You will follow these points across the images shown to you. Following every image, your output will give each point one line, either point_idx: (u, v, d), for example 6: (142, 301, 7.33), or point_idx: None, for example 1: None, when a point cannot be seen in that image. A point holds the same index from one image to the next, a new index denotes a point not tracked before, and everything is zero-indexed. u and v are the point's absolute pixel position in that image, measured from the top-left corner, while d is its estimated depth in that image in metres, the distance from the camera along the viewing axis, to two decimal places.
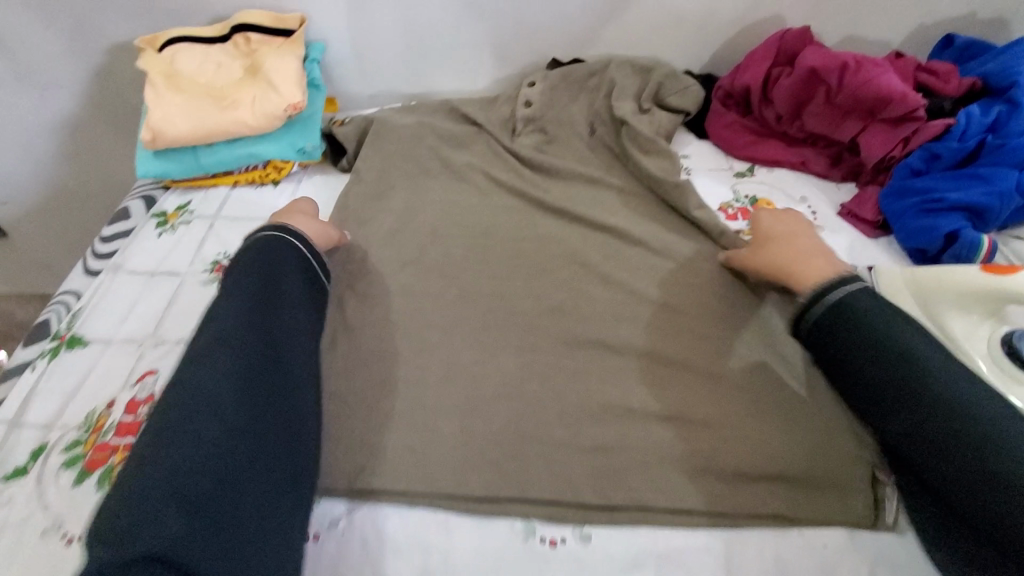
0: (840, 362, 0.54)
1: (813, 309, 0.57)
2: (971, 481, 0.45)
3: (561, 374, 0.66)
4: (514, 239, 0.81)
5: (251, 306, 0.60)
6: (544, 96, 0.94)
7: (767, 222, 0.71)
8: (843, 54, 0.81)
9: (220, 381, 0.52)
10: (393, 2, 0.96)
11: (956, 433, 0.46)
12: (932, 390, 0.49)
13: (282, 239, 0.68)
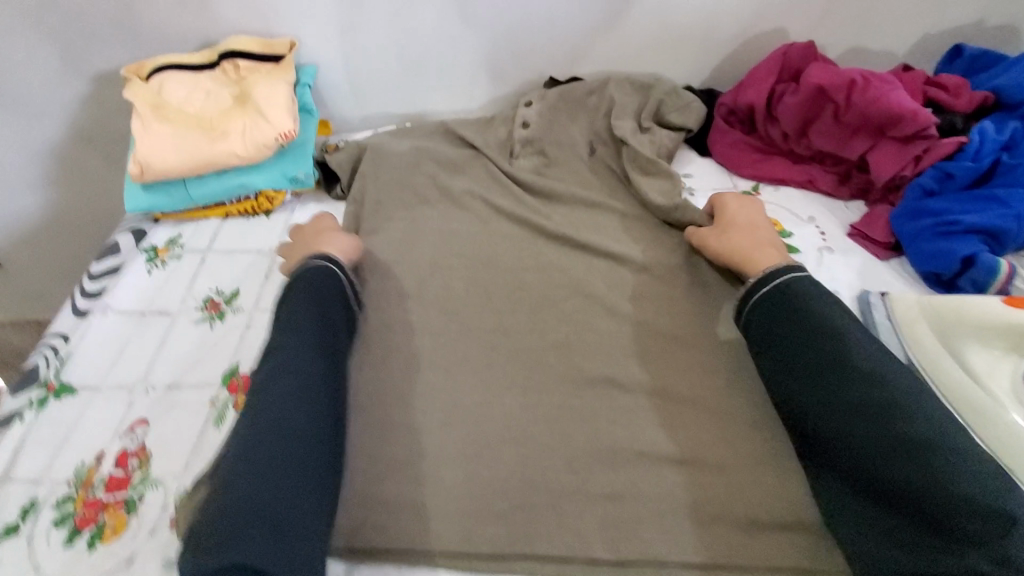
0: (777, 335, 0.61)
1: (759, 288, 0.65)
2: (876, 440, 0.52)
3: (568, 416, 0.64)
4: (515, 270, 0.79)
5: (307, 323, 0.63)
6: (542, 117, 0.91)
7: (731, 208, 0.76)
8: (849, 71, 0.78)
9: (288, 394, 0.56)
10: (386, 24, 0.94)
11: (871, 400, 0.53)
12: (855, 362, 0.56)
13: (330, 267, 0.70)
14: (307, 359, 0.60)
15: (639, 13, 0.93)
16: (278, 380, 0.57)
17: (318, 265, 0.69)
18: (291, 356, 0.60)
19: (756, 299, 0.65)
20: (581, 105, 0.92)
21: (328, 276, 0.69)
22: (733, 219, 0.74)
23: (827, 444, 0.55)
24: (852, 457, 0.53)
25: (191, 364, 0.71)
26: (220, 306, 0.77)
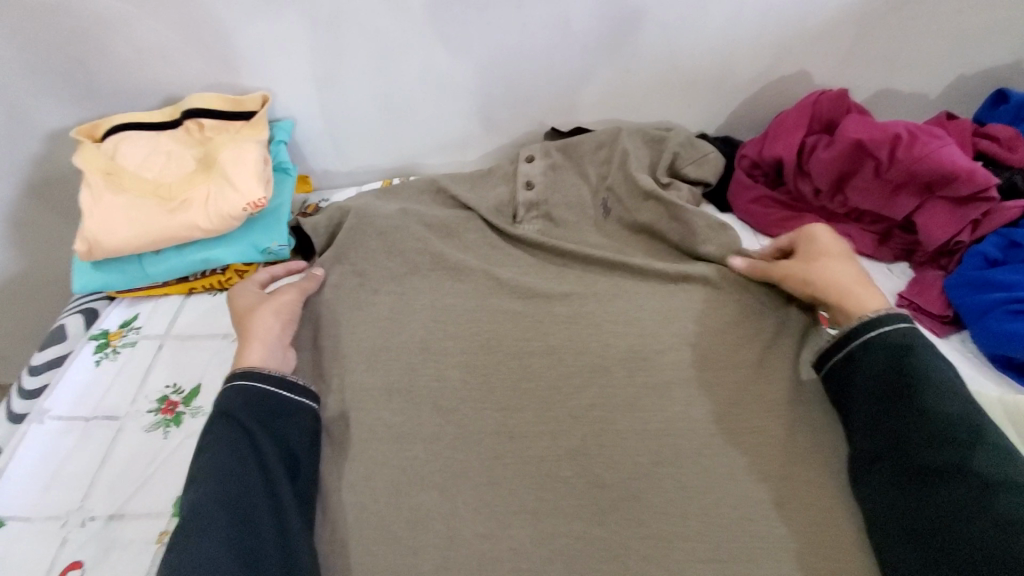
0: (894, 383, 0.55)
1: (882, 325, 0.58)
2: (1008, 519, 0.46)
3: (588, 551, 0.55)
4: (520, 354, 0.68)
5: (219, 454, 0.55)
6: (546, 177, 0.83)
7: (825, 238, 0.68)
8: (892, 126, 0.70)
9: (225, 520, 0.52)
10: (368, 75, 0.85)
11: (1005, 476, 0.48)
12: (986, 432, 0.50)
13: (253, 383, 0.61)
14: (228, 493, 0.53)
15: (647, 60, 0.85)
16: (208, 527, 0.51)
17: (232, 386, 0.60)
18: (207, 493, 0.53)
19: (864, 338, 0.58)
20: (589, 159, 0.83)
21: (235, 398, 0.59)
22: (825, 245, 0.67)
23: (936, 512, 0.49)
24: (969, 531, 0.47)
25: (138, 486, 0.59)
26: (176, 408, 0.66)
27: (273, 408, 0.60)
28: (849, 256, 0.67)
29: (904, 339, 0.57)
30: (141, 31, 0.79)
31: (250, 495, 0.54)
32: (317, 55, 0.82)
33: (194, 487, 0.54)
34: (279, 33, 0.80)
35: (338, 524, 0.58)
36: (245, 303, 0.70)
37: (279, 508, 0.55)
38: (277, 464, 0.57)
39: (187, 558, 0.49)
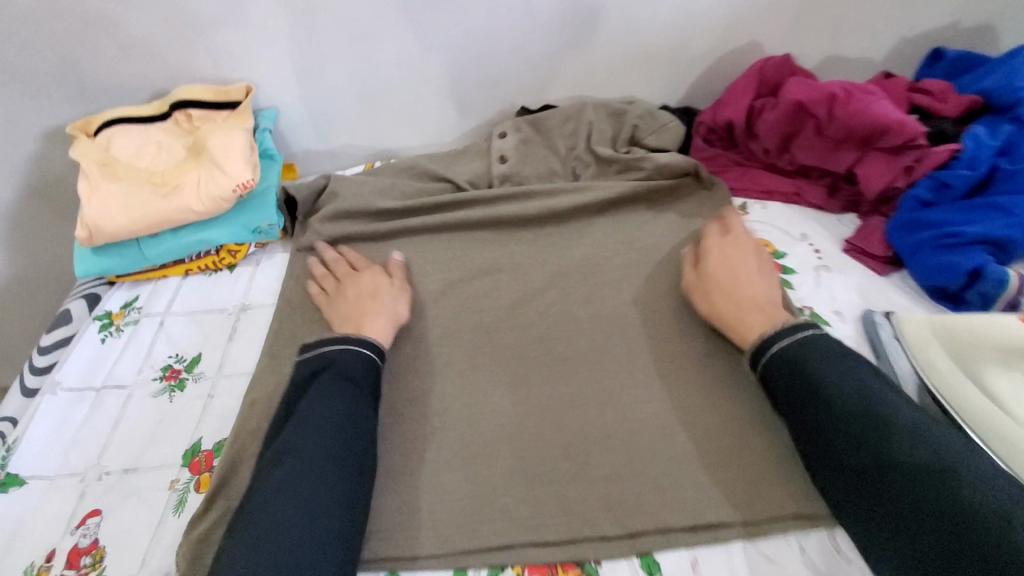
0: (802, 400, 0.53)
1: (786, 335, 0.57)
2: (939, 507, 0.44)
3: (574, 457, 0.59)
4: (499, 307, 0.74)
5: (333, 400, 0.56)
6: (518, 151, 0.90)
7: (713, 263, 0.70)
8: (829, 85, 0.75)
9: (320, 455, 0.52)
10: (344, 61, 0.90)
11: (922, 463, 0.46)
12: (897, 422, 0.49)
13: (364, 349, 0.62)
14: (321, 457, 0.52)
15: (607, 35, 0.90)
16: (303, 483, 0.50)
17: (353, 347, 0.62)
18: (307, 448, 0.53)
19: (774, 349, 0.57)
20: (557, 133, 0.90)
21: (351, 357, 0.61)
22: (708, 274, 0.69)
23: (878, 520, 0.46)
24: (903, 525, 0.45)
25: (149, 443, 0.65)
26: (180, 374, 0.71)
27: (368, 370, 0.61)
28: (733, 275, 0.68)
29: (798, 352, 0.56)
30: (128, 28, 0.84)
31: (342, 465, 0.53)
32: (293, 44, 0.87)
33: (299, 435, 0.54)
34: (257, 25, 0.84)
35: None
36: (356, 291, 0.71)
37: (368, 453, 0.55)
38: (370, 410, 0.58)
39: (286, 477, 0.51)
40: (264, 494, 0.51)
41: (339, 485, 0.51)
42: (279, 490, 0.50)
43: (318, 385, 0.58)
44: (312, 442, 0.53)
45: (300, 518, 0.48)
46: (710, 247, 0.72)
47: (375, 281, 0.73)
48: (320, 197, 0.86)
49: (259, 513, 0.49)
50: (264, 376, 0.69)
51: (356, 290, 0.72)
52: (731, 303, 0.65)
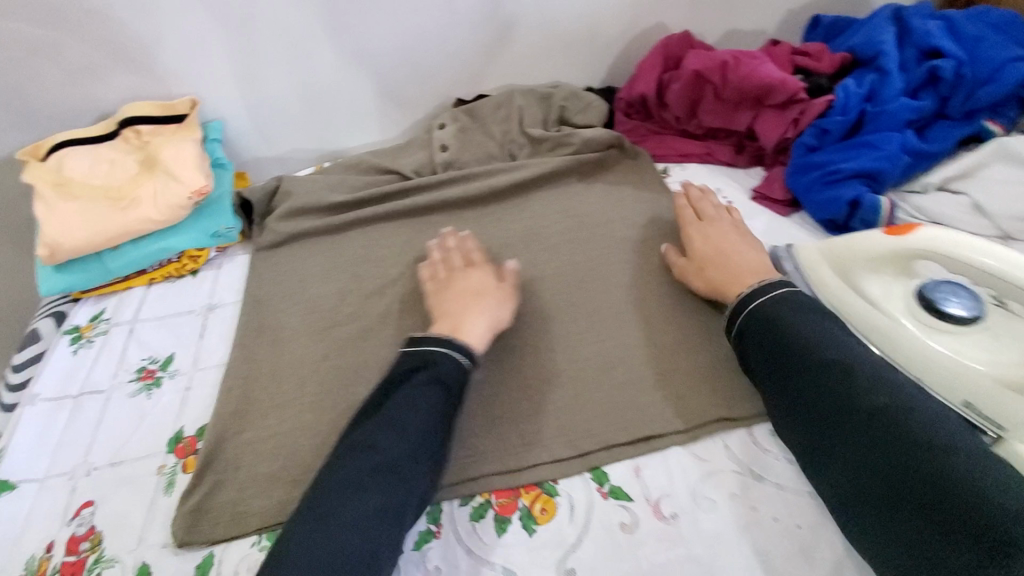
0: (775, 354, 0.58)
1: (760, 297, 0.63)
2: (892, 442, 0.49)
3: (528, 398, 0.66)
4: (451, 279, 0.80)
5: (421, 402, 0.57)
6: (457, 139, 0.96)
7: (697, 242, 0.75)
8: (721, 53, 0.85)
9: (395, 452, 0.54)
10: (283, 69, 0.95)
11: (879, 404, 0.51)
12: (860, 369, 0.54)
13: (456, 354, 0.63)
14: (395, 460, 0.53)
15: (528, 26, 0.99)
16: (372, 481, 0.52)
17: (445, 351, 0.62)
18: (387, 446, 0.54)
19: (750, 311, 0.63)
20: (491, 119, 0.98)
21: (444, 362, 0.61)
22: (697, 253, 0.74)
23: (839, 454, 0.51)
24: (861, 460, 0.50)
25: (132, 437, 0.69)
26: (155, 374, 0.75)
27: (454, 377, 0.61)
28: (718, 248, 0.72)
29: (772, 312, 0.61)
30: (70, 53, 0.87)
31: (407, 470, 0.53)
32: (232, 56, 0.92)
33: (382, 430, 0.55)
34: (195, 40, 0.89)
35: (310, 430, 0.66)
36: (464, 286, 0.73)
37: (440, 454, 0.56)
38: (451, 415, 0.59)
39: (358, 466, 0.53)
40: (334, 478, 0.53)
41: (403, 480, 0.53)
42: (350, 480, 0.52)
43: (407, 385, 0.59)
44: (389, 437, 0.54)
45: (365, 507, 0.50)
46: (689, 231, 0.77)
47: (480, 279, 0.74)
48: (274, 199, 0.91)
49: (324, 498, 0.51)
50: (236, 363, 0.73)
51: (461, 286, 0.74)
52: (723, 272, 0.70)
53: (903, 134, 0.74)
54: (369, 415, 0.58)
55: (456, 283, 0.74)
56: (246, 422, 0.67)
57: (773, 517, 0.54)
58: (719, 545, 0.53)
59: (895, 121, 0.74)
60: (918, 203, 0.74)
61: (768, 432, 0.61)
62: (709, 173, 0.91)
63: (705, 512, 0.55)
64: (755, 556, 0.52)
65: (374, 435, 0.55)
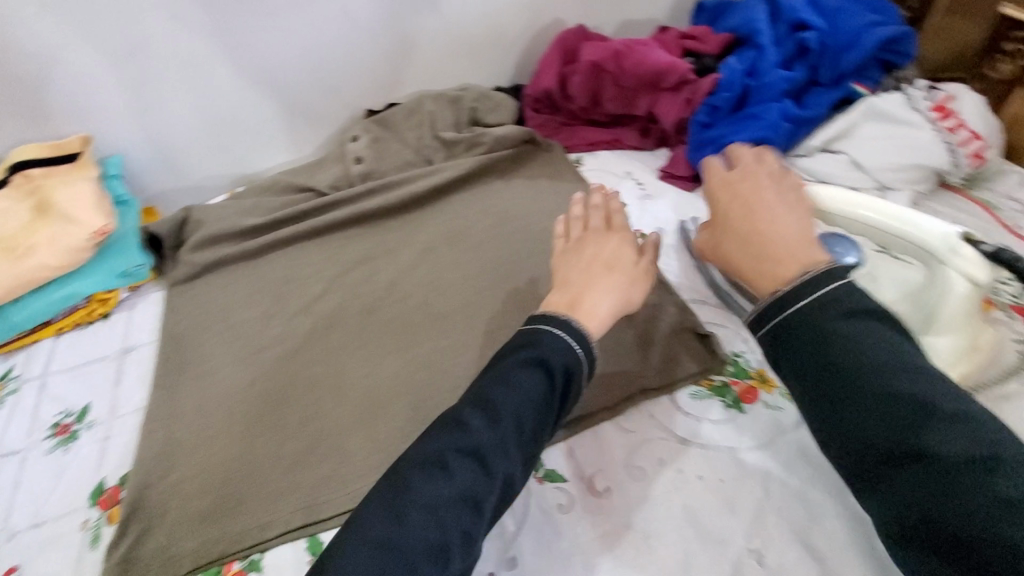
0: (822, 374, 0.44)
1: (804, 296, 0.46)
2: (979, 507, 0.37)
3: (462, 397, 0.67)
4: (377, 290, 0.80)
5: (523, 391, 0.49)
6: (370, 150, 0.96)
7: (724, 203, 0.58)
8: (613, 43, 0.88)
9: (487, 440, 0.47)
10: (183, 97, 0.92)
11: (959, 452, 0.38)
12: (931, 400, 0.41)
13: (571, 336, 0.53)
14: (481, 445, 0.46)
15: (430, 33, 1.00)
16: (454, 466, 0.45)
17: (556, 333, 0.52)
18: (481, 432, 0.47)
19: (791, 313, 0.46)
20: (404, 127, 0.98)
21: (553, 347, 0.51)
22: (729, 216, 0.56)
23: (906, 511, 0.40)
24: (935, 524, 0.38)
25: (53, 495, 0.65)
26: (73, 426, 0.71)
27: (562, 373, 0.51)
28: (750, 215, 0.54)
29: (823, 318, 0.45)
30: None
31: (491, 461, 0.46)
32: (126, 86, 0.88)
33: (479, 410, 0.48)
34: (83, 74, 0.85)
35: (245, 461, 0.64)
36: (595, 253, 0.61)
37: (529, 453, 0.48)
38: (549, 415, 0.50)
39: (445, 444, 0.47)
40: (416, 454, 0.47)
41: (488, 472, 0.46)
42: (432, 455, 0.46)
43: (513, 368, 0.50)
44: (483, 420, 0.47)
45: (440, 497, 0.44)
46: (717, 188, 0.59)
47: (618, 250, 0.62)
48: (184, 229, 0.89)
49: (405, 476, 0.45)
50: (158, 404, 0.71)
51: (595, 252, 0.62)
52: (754, 247, 0.52)
53: (783, 104, 0.79)
54: (473, 387, 0.51)
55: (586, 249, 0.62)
56: (173, 463, 0.65)
57: (700, 478, 0.57)
58: (651, 510, 0.55)
59: (774, 93, 0.80)
60: (804, 166, 0.79)
61: (688, 396, 0.64)
62: (619, 158, 0.95)
63: (636, 480, 0.57)
64: (685, 515, 0.54)
65: (473, 407, 0.48)
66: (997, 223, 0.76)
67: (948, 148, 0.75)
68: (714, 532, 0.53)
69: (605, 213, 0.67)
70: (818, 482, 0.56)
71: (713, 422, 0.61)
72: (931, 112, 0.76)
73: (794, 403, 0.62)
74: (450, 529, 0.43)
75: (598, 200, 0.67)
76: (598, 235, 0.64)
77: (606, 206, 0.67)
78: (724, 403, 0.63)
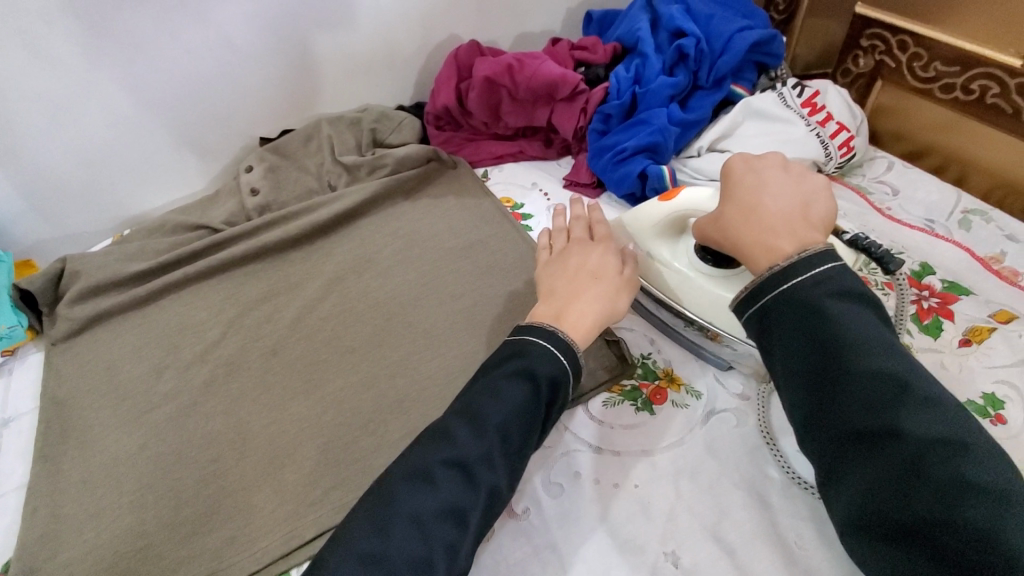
0: (809, 349, 0.43)
1: (800, 273, 0.44)
2: (948, 491, 0.36)
3: (376, 431, 0.66)
4: (282, 327, 0.76)
5: (513, 401, 0.48)
6: (267, 180, 0.91)
7: (732, 175, 0.54)
8: (504, 57, 0.89)
9: (473, 451, 0.46)
10: (51, 138, 0.85)
11: (939, 439, 0.38)
12: (917, 388, 0.39)
13: (558, 346, 0.52)
14: (468, 456, 0.45)
15: (322, 56, 0.97)
16: (441, 478, 0.44)
17: (541, 343, 0.51)
18: (468, 444, 0.46)
19: (784, 289, 0.45)
20: (302, 154, 0.94)
21: (541, 357, 0.51)
22: (734, 191, 0.53)
23: (874, 491, 0.39)
24: (903, 506, 0.38)
25: None
26: None
27: (549, 384, 0.50)
28: (752, 192, 0.51)
29: (817, 296, 0.43)
30: None
31: (478, 472, 0.45)
32: None
33: (466, 422, 0.47)
34: None
35: (143, 531, 0.59)
36: (576, 265, 0.61)
37: (517, 461, 0.48)
38: (537, 426, 0.49)
39: (427, 458, 0.45)
40: (394, 472, 0.46)
41: (473, 483, 0.45)
42: (410, 471, 0.45)
43: (498, 378, 0.49)
44: (468, 432, 0.46)
45: (423, 510, 0.43)
46: (732, 161, 0.55)
47: (601, 260, 0.61)
48: (61, 282, 0.82)
49: (386, 493, 0.44)
50: (38, 480, 0.64)
51: (579, 263, 0.61)
52: (748, 224, 0.50)
53: (668, 109, 0.82)
54: (459, 399, 0.51)
55: (568, 262, 0.61)
56: (58, 544, 0.59)
57: (616, 486, 0.57)
58: (569, 526, 0.55)
59: (659, 98, 0.83)
60: (694, 167, 0.83)
61: (601, 403, 0.64)
62: (525, 169, 0.95)
63: (553, 498, 0.57)
64: (604, 525, 0.55)
65: (457, 419, 0.48)
66: (871, 208, 0.81)
67: (820, 141, 0.81)
68: (629, 539, 0.54)
69: (587, 225, 0.67)
70: (725, 476, 0.57)
71: (625, 426, 0.62)
72: (801, 109, 0.82)
73: (700, 398, 0.64)
74: (434, 541, 0.42)
75: (579, 212, 0.68)
76: (581, 246, 0.63)
77: (587, 217, 0.68)
78: (635, 406, 0.64)
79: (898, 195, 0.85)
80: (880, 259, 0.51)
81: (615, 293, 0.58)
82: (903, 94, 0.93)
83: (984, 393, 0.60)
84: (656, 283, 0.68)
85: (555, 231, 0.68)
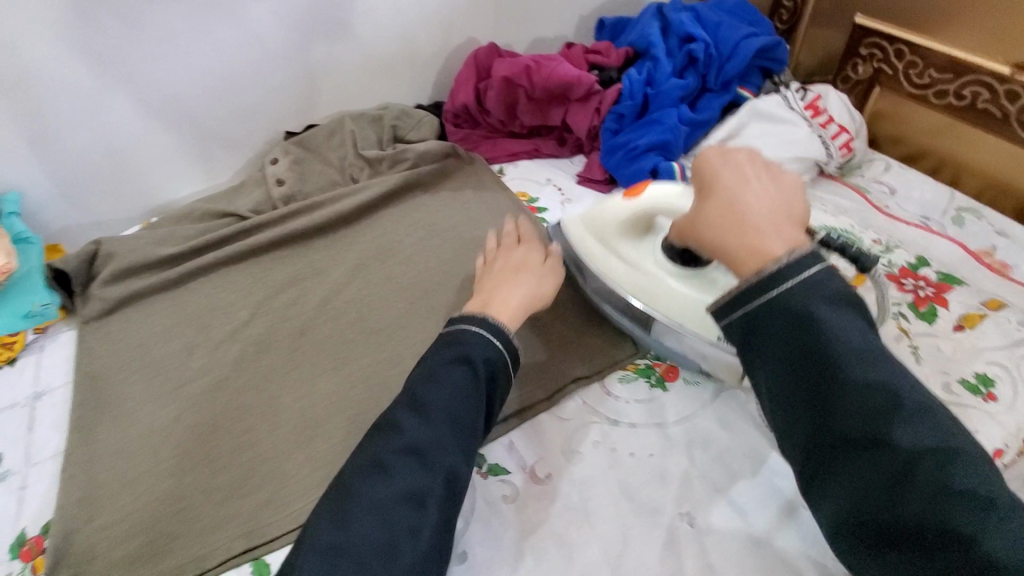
0: (799, 358, 0.44)
1: (785, 281, 0.45)
2: (933, 496, 0.39)
3: None
4: (308, 310, 0.80)
5: (454, 390, 0.54)
6: (292, 171, 0.95)
7: (710, 177, 0.55)
8: (522, 59, 0.93)
9: (424, 442, 0.51)
10: (83, 127, 0.88)
11: (924, 446, 0.40)
12: (904, 396, 0.42)
13: (491, 335, 0.58)
14: (419, 443, 0.50)
15: (346, 55, 1.01)
16: (395, 466, 0.49)
17: (472, 332, 0.58)
18: (417, 434, 0.51)
19: (771, 300, 0.46)
20: (326, 147, 0.98)
21: (477, 346, 0.57)
22: (716, 192, 0.53)
23: (863, 495, 0.42)
24: (891, 510, 0.41)
25: None
26: None
27: (486, 368, 0.56)
28: (734, 195, 0.52)
29: (803, 307, 0.44)
30: None
31: (432, 456, 0.50)
32: (19, 119, 0.83)
33: (413, 414, 0.52)
34: None
35: (180, 495, 0.62)
36: (500, 266, 0.69)
37: (467, 444, 0.53)
38: (479, 408, 0.55)
39: (383, 448, 0.51)
40: (358, 462, 0.51)
41: (428, 472, 0.49)
42: (376, 462, 0.50)
43: (439, 371, 0.55)
44: (416, 425, 0.52)
45: (384, 499, 0.48)
46: (708, 162, 0.56)
47: (520, 259, 0.69)
48: (94, 263, 0.85)
49: (354, 482, 0.49)
50: (74, 448, 0.67)
51: (503, 264, 0.69)
52: (735, 226, 0.51)
53: (678, 110, 0.87)
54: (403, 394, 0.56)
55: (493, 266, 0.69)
56: (95, 507, 0.62)
57: (630, 455, 0.61)
58: (588, 491, 0.58)
59: (670, 99, 0.88)
60: None
61: (617, 380, 0.68)
62: (540, 165, 1.00)
63: (574, 464, 0.60)
64: (620, 490, 0.58)
65: (406, 414, 0.53)
66: (870, 205, 0.86)
67: (821, 142, 0.86)
68: (646, 502, 0.57)
69: (512, 232, 0.74)
70: (735, 446, 0.61)
71: (640, 401, 0.66)
72: (805, 112, 0.87)
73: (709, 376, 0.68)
74: (396, 527, 0.47)
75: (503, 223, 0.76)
76: (505, 250, 0.71)
77: (512, 226, 0.75)
78: (650, 382, 0.67)
79: (896, 193, 0.90)
80: (855, 258, 0.52)
81: (540, 285, 0.67)
82: (900, 100, 0.98)
83: (977, 372, 0.64)
84: (623, 281, 0.68)
85: (486, 243, 0.76)
